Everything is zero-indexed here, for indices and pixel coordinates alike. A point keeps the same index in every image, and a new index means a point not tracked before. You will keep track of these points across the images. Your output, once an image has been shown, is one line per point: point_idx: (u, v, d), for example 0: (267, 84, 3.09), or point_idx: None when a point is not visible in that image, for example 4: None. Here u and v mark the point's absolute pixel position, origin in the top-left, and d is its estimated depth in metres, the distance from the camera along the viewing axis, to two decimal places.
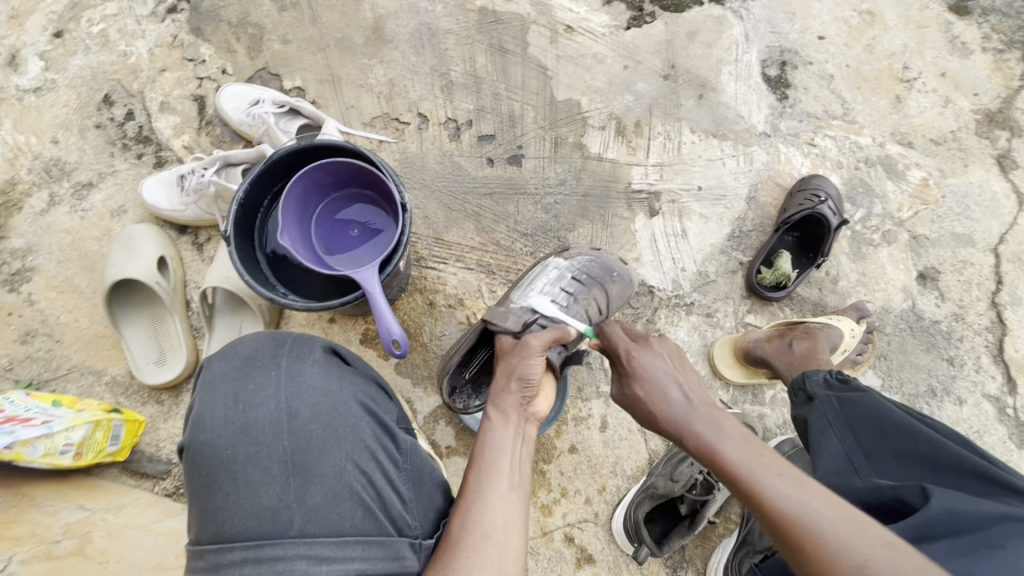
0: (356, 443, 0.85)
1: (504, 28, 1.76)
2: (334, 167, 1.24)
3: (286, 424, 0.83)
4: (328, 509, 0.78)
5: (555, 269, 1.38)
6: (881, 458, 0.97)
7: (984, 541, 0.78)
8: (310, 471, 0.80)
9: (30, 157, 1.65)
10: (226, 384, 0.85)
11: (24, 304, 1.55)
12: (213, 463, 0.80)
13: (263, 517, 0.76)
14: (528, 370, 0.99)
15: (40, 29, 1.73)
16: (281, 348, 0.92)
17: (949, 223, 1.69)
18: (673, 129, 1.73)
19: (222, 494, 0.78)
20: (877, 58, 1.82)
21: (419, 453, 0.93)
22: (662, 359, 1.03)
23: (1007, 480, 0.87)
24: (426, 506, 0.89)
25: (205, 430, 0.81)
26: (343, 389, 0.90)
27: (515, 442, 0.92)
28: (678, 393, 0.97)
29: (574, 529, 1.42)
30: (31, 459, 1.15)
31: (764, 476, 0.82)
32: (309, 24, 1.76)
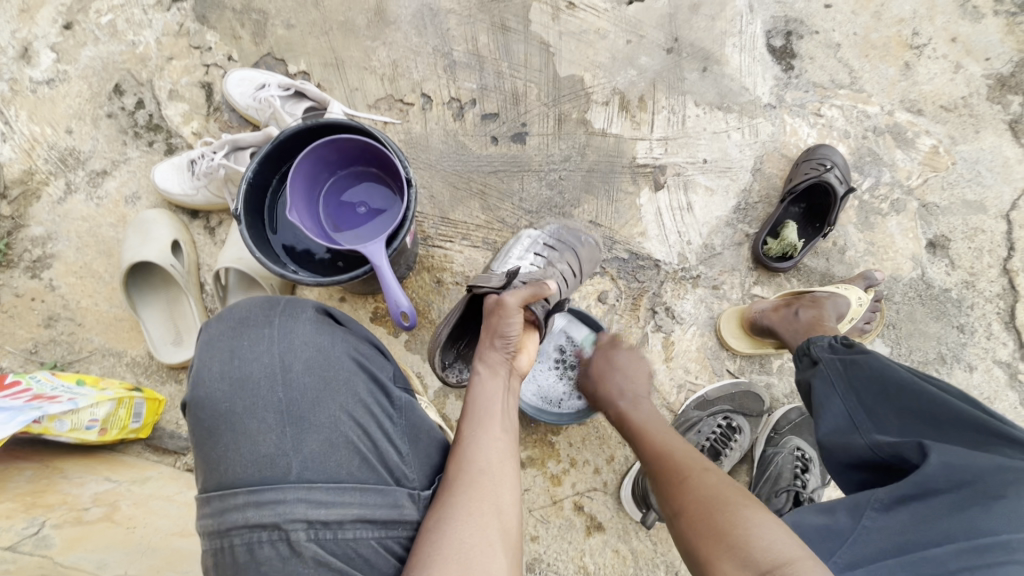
0: (350, 395, 0.88)
1: (505, 6, 1.76)
2: (341, 145, 1.26)
3: (280, 377, 0.86)
4: (324, 456, 0.81)
5: (528, 239, 1.54)
6: (882, 413, 1.00)
7: (983, 492, 0.81)
8: (306, 421, 0.83)
9: (46, 148, 1.69)
10: (223, 341, 0.87)
11: (46, 289, 1.59)
12: (214, 415, 0.83)
13: (262, 464, 0.79)
14: (507, 327, 1.07)
15: (50, 22, 1.76)
16: (274, 307, 0.94)
17: (959, 190, 1.67)
18: (677, 103, 1.72)
19: (222, 444, 0.81)
20: (886, 25, 1.78)
21: (415, 408, 0.95)
22: (631, 375, 1.30)
23: (1003, 432, 0.88)
24: (423, 459, 0.92)
25: (204, 385, 0.84)
26: (335, 344, 0.92)
27: (504, 392, 1.02)
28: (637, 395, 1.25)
29: (584, 498, 1.45)
30: (59, 434, 1.21)
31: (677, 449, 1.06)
32: (312, 8, 1.78)
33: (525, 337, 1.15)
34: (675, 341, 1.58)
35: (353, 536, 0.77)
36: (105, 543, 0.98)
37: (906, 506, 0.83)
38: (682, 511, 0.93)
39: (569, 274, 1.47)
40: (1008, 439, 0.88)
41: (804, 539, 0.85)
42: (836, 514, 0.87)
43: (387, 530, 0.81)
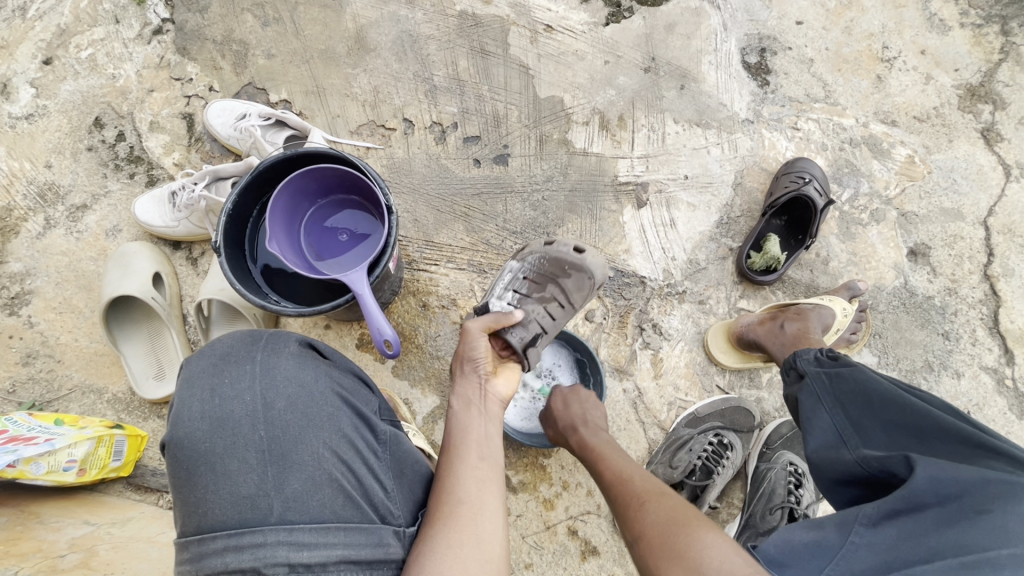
0: (333, 431, 0.86)
1: (484, 31, 1.79)
2: (320, 174, 1.26)
3: (262, 414, 0.84)
4: (307, 496, 0.78)
5: (508, 273, 1.37)
6: (868, 428, 0.98)
7: (971, 507, 0.80)
8: (287, 460, 0.81)
9: (25, 183, 1.68)
10: (203, 379, 0.86)
11: (24, 327, 1.57)
12: (194, 455, 0.80)
13: (242, 506, 0.76)
14: (474, 349, 1.13)
15: (30, 57, 1.76)
16: (257, 342, 0.92)
17: (937, 199, 1.70)
18: (657, 121, 1.74)
19: (201, 486, 0.79)
20: (857, 39, 1.83)
21: (400, 442, 0.94)
22: (590, 406, 1.30)
23: (986, 443, 0.88)
24: (407, 496, 0.90)
25: (184, 424, 0.82)
26: (318, 379, 0.90)
27: (483, 421, 1.04)
28: (594, 424, 1.25)
29: (577, 522, 1.42)
30: (35, 477, 1.17)
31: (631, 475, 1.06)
32: (292, 38, 1.79)
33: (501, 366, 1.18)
34: (663, 358, 1.57)
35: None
36: None
37: (893, 522, 0.82)
38: (640, 537, 0.92)
39: (554, 308, 1.33)
40: (992, 450, 0.88)
41: (793, 556, 0.83)
42: (825, 529, 0.85)
43: (373, 571, 0.77)
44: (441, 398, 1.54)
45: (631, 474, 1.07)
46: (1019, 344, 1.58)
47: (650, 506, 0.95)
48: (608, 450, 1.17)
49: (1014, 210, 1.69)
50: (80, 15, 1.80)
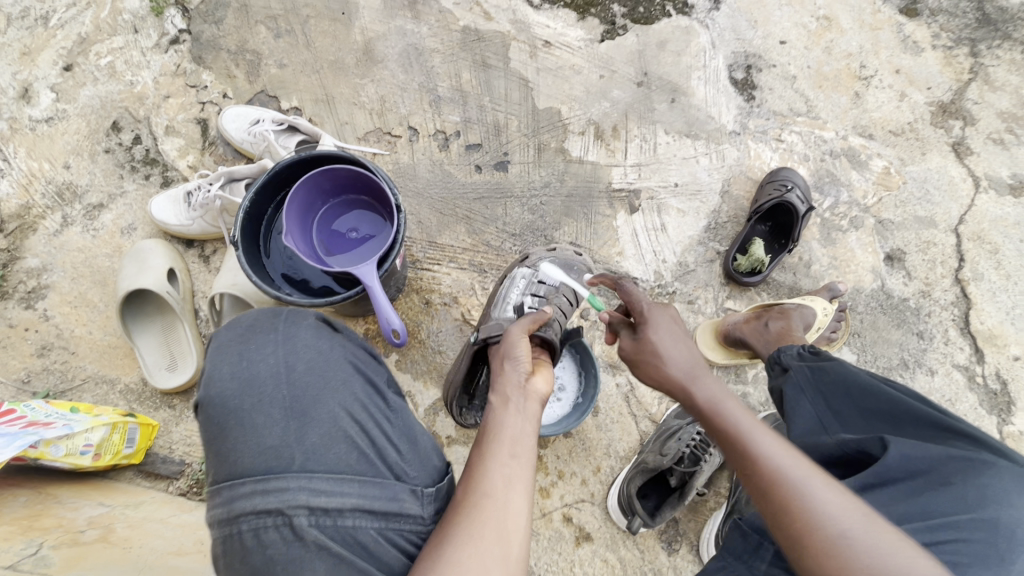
0: (348, 394, 0.93)
1: (486, 45, 1.89)
2: (333, 174, 1.34)
3: (284, 376, 0.91)
4: (325, 449, 0.85)
5: (522, 279, 1.52)
6: (848, 416, 1.02)
7: (936, 480, 0.84)
8: (307, 416, 0.88)
9: (44, 183, 1.75)
10: (232, 344, 0.93)
11: (40, 319, 1.62)
12: (223, 411, 0.87)
13: (267, 456, 0.83)
14: (514, 349, 1.13)
15: (51, 64, 1.85)
16: (279, 315, 1.01)
17: (911, 207, 1.80)
18: (649, 132, 1.84)
19: (231, 438, 0.85)
20: (836, 58, 1.95)
21: (407, 411, 1.01)
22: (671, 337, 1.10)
23: (954, 427, 0.92)
24: (422, 457, 0.95)
25: (215, 384, 0.89)
26: (334, 348, 0.98)
27: (517, 416, 0.99)
28: (690, 364, 1.06)
29: (572, 509, 1.48)
30: (53, 459, 1.23)
31: (758, 433, 0.92)
32: (304, 49, 1.89)
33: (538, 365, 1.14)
34: None
35: (352, 524, 0.80)
36: (102, 561, 0.99)
37: (868, 493, 0.86)
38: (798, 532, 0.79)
39: (565, 305, 1.54)
40: (961, 433, 0.92)
41: None
42: None
43: (388, 522, 0.83)
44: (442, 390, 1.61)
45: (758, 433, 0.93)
46: (989, 344, 1.67)
47: (806, 478, 0.83)
48: (718, 398, 1.00)
49: (983, 219, 1.79)
50: (101, 25, 1.88)
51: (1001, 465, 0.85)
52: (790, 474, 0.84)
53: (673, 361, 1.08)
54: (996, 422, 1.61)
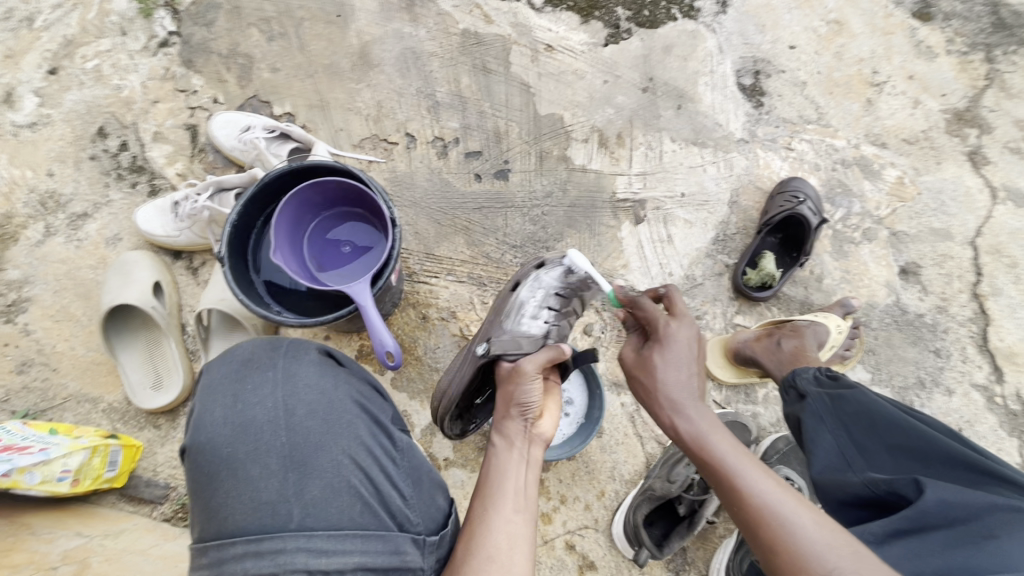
0: (352, 438, 0.86)
1: (486, 49, 1.83)
2: (326, 186, 1.28)
3: (283, 421, 0.84)
4: (326, 503, 0.79)
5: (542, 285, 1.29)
6: (873, 452, 0.96)
7: (977, 531, 0.78)
8: (308, 466, 0.81)
9: (26, 191, 1.68)
10: (226, 385, 0.87)
11: (21, 334, 1.56)
12: (214, 461, 0.81)
13: (263, 511, 0.76)
14: (527, 395, 1.04)
15: (35, 67, 1.78)
16: (278, 349, 0.93)
17: (926, 219, 1.74)
18: (654, 140, 1.78)
19: (222, 491, 0.78)
20: (847, 64, 1.88)
21: (415, 452, 0.95)
22: (671, 363, 1.01)
23: (992, 468, 0.86)
24: (427, 503, 0.89)
25: (206, 429, 0.82)
26: (338, 386, 0.91)
27: (520, 465, 0.96)
28: (677, 391, 0.98)
29: (575, 536, 1.42)
30: (28, 486, 1.17)
31: (745, 468, 0.88)
32: (298, 52, 1.82)
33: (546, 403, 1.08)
34: None
35: None
36: None
37: (900, 540, 0.81)
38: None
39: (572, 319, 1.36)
40: (999, 478, 0.86)
41: None
42: None
43: None
44: None
45: (743, 464, 0.89)
46: (1008, 362, 1.61)
47: (791, 516, 0.81)
48: (703, 429, 0.94)
49: (1001, 231, 1.73)
50: (87, 27, 1.82)
51: None
52: (775, 511, 0.82)
53: (668, 383, 0.99)
54: (1016, 444, 1.55)
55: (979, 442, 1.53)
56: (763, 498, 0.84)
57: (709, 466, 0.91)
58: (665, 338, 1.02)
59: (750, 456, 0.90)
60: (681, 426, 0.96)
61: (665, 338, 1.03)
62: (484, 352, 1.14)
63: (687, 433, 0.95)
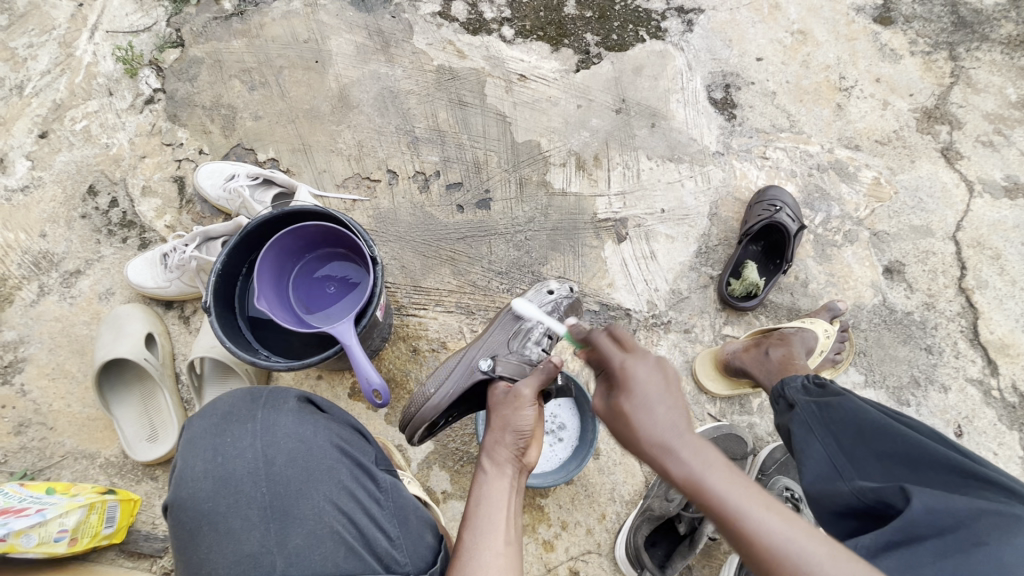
0: (333, 484, 0.86)
1: (461, 83, 1.88)
2: (305, 231, 1.31)
3: (262, 472, 0.84)
4: (308, 551, 0.80)
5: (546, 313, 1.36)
6: (862, 460, 0.96)
7: (966, 540, 0.77)
8: (289, 515, 0.82)
9: (20, 253, 1.72)
10: (206, 439, 0.87)
11: (17, 395, 1.58)
12: (196, 514, 0.82)
13: (246, 564, 0.79)
14: (521, 421, 1.05)
15: (26, 132, 1.84)
16: (257, 400, 0.93)
17: (906, 217, 1.76)
18: (631, 159, 1.81)
19: (205, 545, 0.80)
20: (814, 71, 1.93)
21: (401, 491, 0.94)
22: (652, 404, 0.88)
23: (980, 474, 0.86)
24: (415, 542, 0.89)
25: (186, 485, 0.83)
26: (317, 433, 0.91)
27: (509, 493, 0.97)
28: (663, 431, 0.86)
29: (578, 562, 1.41)
30: (25, 550, 1.17)
31: (755, 513, 0.78)
32: (279, 99, 1.88)
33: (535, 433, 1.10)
34: None
35: None
36: None
37: (891, 553, 0.80)
38: None
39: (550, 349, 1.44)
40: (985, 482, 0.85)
41: None
42: None
43: None
44: (435, 442, 1.52)
45: (750, 507, 0.79)
46: (1001, 355, 1.61)
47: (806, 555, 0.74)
48: (697, 471, 0.82)
49: (981, 224, 1.75)
50: (75, 90, 1.88)
51: None
52: (792, 551, 0.75)
53: (646, 427, 0.87)
54: (1018, 437, 1.54)
55: (980, 438, 1.52)
56: (778, 542, 0.76)
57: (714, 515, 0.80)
58: (629, 379, 0.92)
59: (752, 492, 0.80)
60: (673, 470, 0.84)
61: (628, 378, 0.92)
62: (489, 369, 1.21)
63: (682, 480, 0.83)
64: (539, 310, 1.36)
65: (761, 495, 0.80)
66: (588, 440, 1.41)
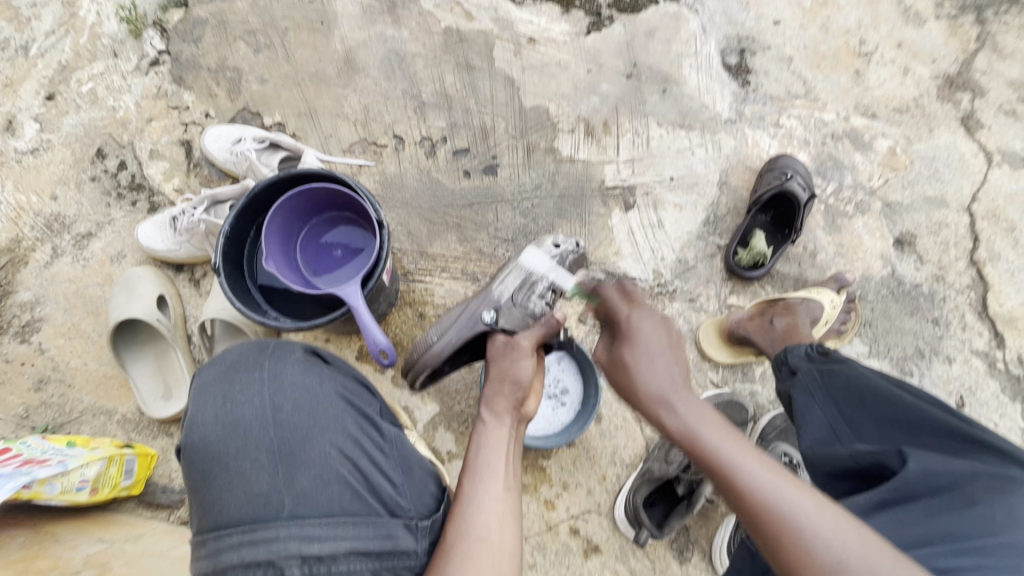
0: (339, 431, 0.89)
1: (468, 46, 1.84)
2: (311, 193, 1.31)
3: (270, 418, 0.88)
4: (315, 492, 0.83)
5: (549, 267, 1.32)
6: (861, 425, 0.97)
7: (959, 499, 0.79)
8: (297, 459, 0.85)
9: (32, 215, 1.74)
10: (217, 387, 0.91)
11: (36, 353, 1.62)
12: (210, 457, 0.86)
13: (256, 503, 0.81)
14: (519, 371, 1.08)
15: (33, 94, 1.83)
16: (264, 351, 0.96)
17: (920, 187, 1.72)
18: (640, 125, 1.78)
19: (218, 485, 0.84)
20: (834, 36, 1.86)
21: (404, 441, 0.97)
22: (655, 356, 0.97)
23: (975, 437, 0.88)
24: (420, 489, 0.91)
25: (199, 429, 0.87)
26: (322, 383, 0.94)
27: (506, 441, 1.00)
28: (662, 383, 0.94)
29: (579, 521, 1.45)
30: (48, 497, 1.22)
31: (741, 461, 0.85)
32: (284, 62, 1.85)
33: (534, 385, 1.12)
34: None
35: (346, 569, 0.78)
36: None
37: (886, 512, 0.80)
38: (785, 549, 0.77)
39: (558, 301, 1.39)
40: (983, 445, 0.87)
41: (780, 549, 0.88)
42: None
43: (382, 561, 0.81)
44: (440, 404, 1.56)
45: (738, 455, 0.86)
46: (1009, 328, 1.60)
47: (789, 505, 0.78)
48: (691, 424, 0.90)
49: (997, 195, 1.71)
50: (80, 52, 1.87)
51: None
52: (772, 499, 0.79)
53: (646, 377, 0.96)
54: (1019, 409, 1.55)
55: (982, 409, 1.53)
56: (759, 489, 0.81)
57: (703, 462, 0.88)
58: (631, 331, 1.00)
59: (743, 446, 0.87)
60: (668, 422, 0.93)
61: (630, 330, 1.01)
62: (491, 322, 1.19)
63: (676, 429, 0.92)
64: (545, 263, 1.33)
65: (755, 452, 0.86)
66: (590, 405, 1.44)
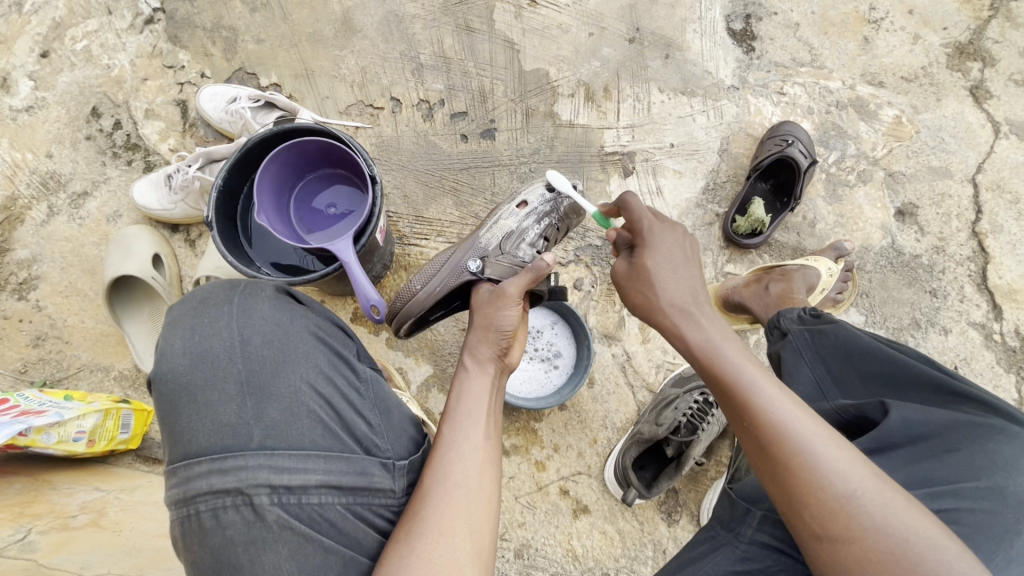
0: (310, 367, 0.90)
1: (468, 8, 1.80)
2: (302, 148, 1.30)
3: (238, 351, 0.87)
4: (286, 425, 0.83)
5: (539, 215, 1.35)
6: (848, 381, 0.97)
7: (939, 446, 0.81)
8: (266, 392, 0.85)
9: (27, 173, 1.73)
10: (184, 320, 0.89)
11: (33, 310, 1.63)
12: (176, 387, 0.85)
13: (224, 433, 0.81)
14: (504, 320, 1.10)
15: (27, 51, 1.81)
16: (235, 289, 0.96)
17: (925, 157, 1.69)
18: (642, 91, 1.75)
19: (185, 416, 0.83)
20: (843, 2, 1.82)
21: (380, 383, 0.98)
22: (677, 272, 1.02)
23: (959, 389, 0.88)
24: (396, 430, 0.93)
25: (166, 360, 0.86)
26: (294, 321, 0.94)
27: (487, 388, 1.03)
28: (685, 299, 0.99)
29: (569, 482, 1.46)
30: (45, 446, 1.23)
31: (758, 379, 0.87)
32: (280, 22, 1.82)
33: (518, 333, 1.14)
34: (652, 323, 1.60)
35: (317, 501, 0.80)
36: (90, 545, 0.99)
37: (867, 460, 0.83)
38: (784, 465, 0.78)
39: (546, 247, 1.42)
40: (965, 396, 0.88)
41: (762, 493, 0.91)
42: None
43: (355, 496, 0.84)
44: (434, 366, 1.56)
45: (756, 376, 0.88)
46: (1007, 300, 1.59)
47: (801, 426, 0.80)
48: (715, 339, 0.94)
49: (1003, 166, 1.68)
50: (74, 8, 1.83)
51: (1011, 432, 0.80)
52: (782, 415, 0.82)
53: (669, 294, 1.00)
54: (1014, 380, 1.54)
55: (975, 379, 1.53)
56: (772, 405, 0.83)
57: (716, 373, 0.91)
58: (653, 245, 1.04)
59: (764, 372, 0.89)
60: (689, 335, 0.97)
61: (653, 243, 1.04)
62: (478, 271, 1.21)
63: (697, 341, 0.96)
64: (533, 208, 1.34)
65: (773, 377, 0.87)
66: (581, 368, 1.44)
